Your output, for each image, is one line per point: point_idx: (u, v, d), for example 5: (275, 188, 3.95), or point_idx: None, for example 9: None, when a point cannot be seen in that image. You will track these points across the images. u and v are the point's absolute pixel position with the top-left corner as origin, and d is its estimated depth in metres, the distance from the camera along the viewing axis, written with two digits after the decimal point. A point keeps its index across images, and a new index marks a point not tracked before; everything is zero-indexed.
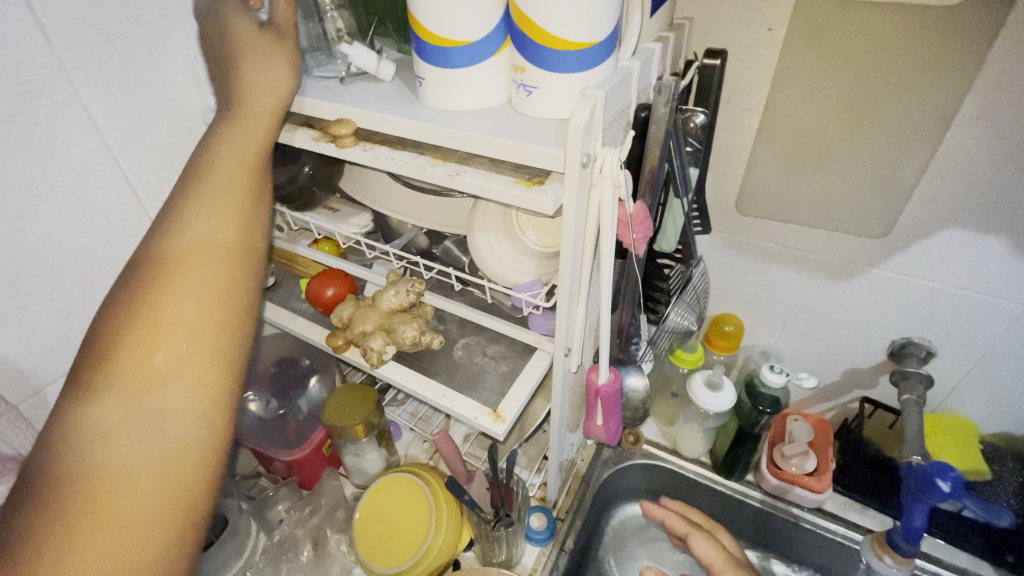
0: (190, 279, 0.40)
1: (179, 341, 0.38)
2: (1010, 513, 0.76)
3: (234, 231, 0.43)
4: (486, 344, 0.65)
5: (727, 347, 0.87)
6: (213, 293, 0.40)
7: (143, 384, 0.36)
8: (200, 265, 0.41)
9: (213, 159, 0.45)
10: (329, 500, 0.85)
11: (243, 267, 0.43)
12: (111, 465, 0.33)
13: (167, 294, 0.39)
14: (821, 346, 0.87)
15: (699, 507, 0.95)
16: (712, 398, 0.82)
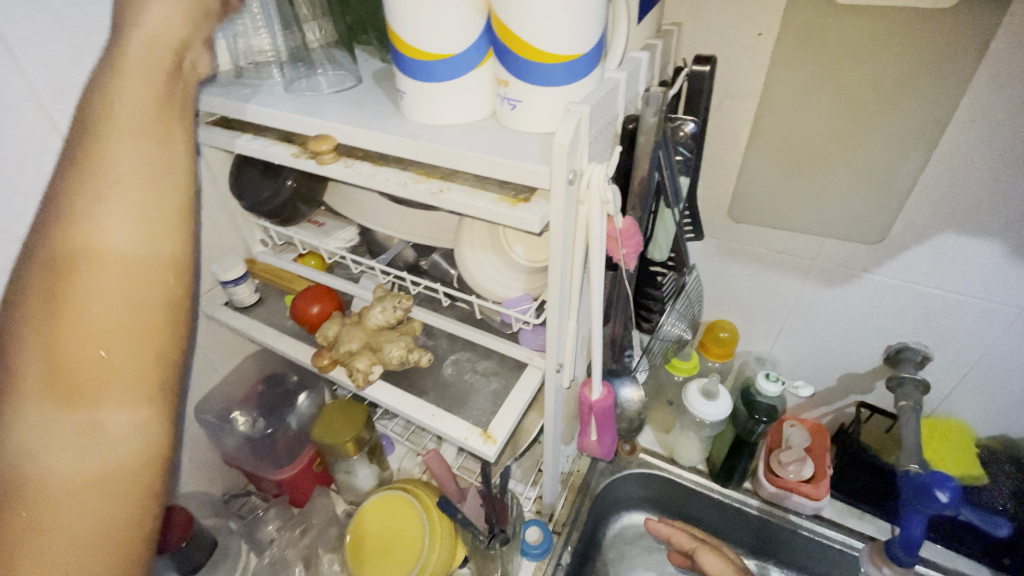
0: (100, 293, 0.37)
1: (97, 367, 0.37)
2: (1009, 523, 0.76)
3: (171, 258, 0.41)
4: (475, 360, 0.63)
5: (722, 353, 0.87)
6: (141, 314, 0.39)
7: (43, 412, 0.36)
8: (108, 276, 0.38)
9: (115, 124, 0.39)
10: (320, 519, 0.83)
11: (172, 260, 0.41)
12: (46, 486, 0.35)
13: (64, 299, 0.36)
14: (815, 351, 0.86)
15: (696, 515, 0.94)
16: (707, 407, 0.81)
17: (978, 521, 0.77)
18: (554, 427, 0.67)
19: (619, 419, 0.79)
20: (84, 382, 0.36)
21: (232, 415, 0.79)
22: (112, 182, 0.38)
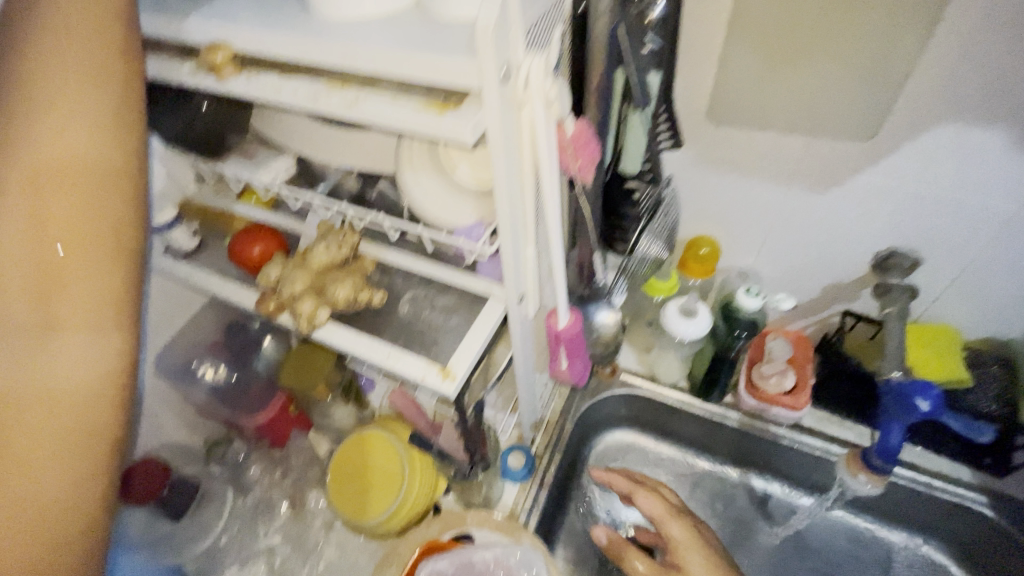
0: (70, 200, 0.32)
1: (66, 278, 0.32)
2: (992, 429, 0.75)
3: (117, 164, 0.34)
4: (433, 295, 0.58)
5: (701, 271, 0.82)
6: (96, 236, 0.33)
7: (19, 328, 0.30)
8: (89, 190, 0.33)
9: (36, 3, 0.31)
10: (301, 459, 0.84)
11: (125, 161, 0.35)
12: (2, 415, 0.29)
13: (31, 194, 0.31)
14: (800, 262, 0.82)
15: (678, 429, 0.96)
16: (687, 325, 0.79)
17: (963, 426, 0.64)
18: (528, 357, 0.65)
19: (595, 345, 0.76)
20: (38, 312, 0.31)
21: (194, 365, 0.75)
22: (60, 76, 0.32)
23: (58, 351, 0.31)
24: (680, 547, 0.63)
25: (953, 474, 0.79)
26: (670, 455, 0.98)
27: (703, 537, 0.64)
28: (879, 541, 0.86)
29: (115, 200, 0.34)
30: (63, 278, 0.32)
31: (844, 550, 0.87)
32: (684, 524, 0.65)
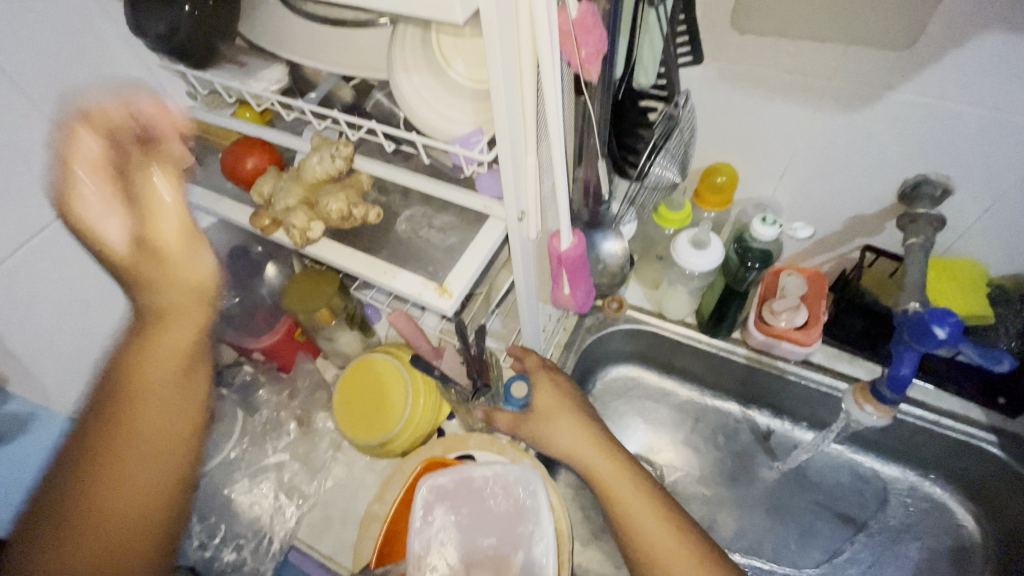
0: (153, 413, 0.41)
1: (160, 448, 0.41)
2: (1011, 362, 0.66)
3: (197, 288, 0.46)
4: (431, 213, 0.56)
5: (718, 201, 0.79)
6: (176, 429, 0.42)
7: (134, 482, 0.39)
8: (169, 339, 0.44)
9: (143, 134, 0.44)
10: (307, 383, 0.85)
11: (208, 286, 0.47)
12: (125, 485, 0.39)
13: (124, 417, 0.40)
14: (821, 193, 0.78)
15: (684, 365, 0.95)
16: (698, 257, 0.76)
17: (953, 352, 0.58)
18: (530, 281, 0.63)
19: (601, 276, 0.75)
20: (114, 454, 0.39)
21: None
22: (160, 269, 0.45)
23: (152, 448, 0.41)
24: (548, 398, 0.70)
25: (964, 413, 0.78)
26: (675, 390, 0.98)
27: (568, 388, 0.72)
28: (881, 477, 0.87)
29: (189, 334, 0.45)
30: (149, 461, 0.40)
31: (845, 486, 0.87)
32: (551, 379, 0.73)
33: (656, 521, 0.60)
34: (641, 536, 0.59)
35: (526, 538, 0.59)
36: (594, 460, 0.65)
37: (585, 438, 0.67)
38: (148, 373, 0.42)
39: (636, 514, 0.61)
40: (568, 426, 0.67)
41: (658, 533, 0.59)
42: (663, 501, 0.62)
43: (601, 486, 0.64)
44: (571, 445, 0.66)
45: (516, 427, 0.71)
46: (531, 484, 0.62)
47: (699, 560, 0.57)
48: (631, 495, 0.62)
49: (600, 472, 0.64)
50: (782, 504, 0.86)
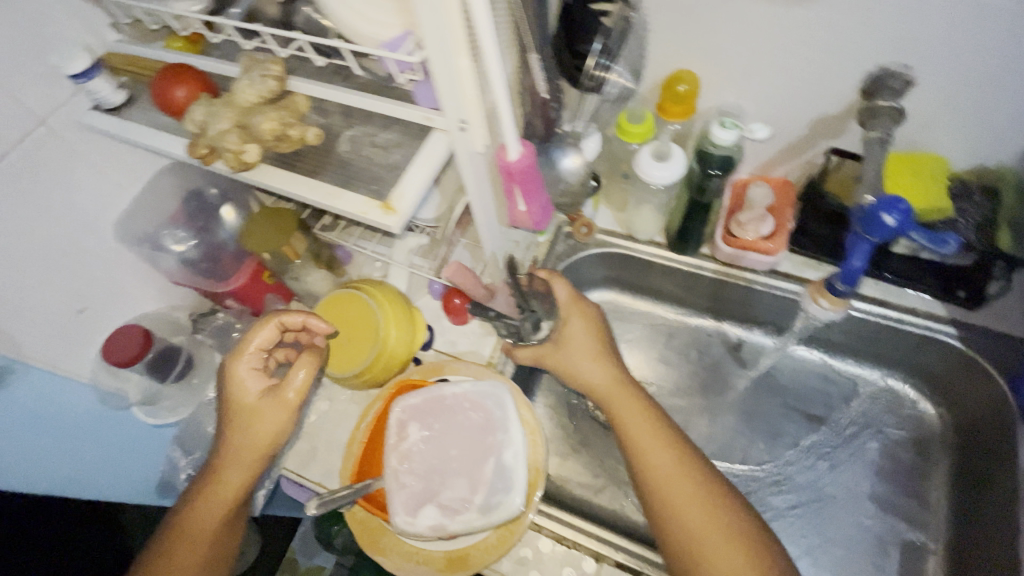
0: (205, 526, 0.62)
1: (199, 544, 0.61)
2: (957, 240, 0.72)
3: (265, 446, 0.63)
4: (373, 132, 0.54)
5: (680, 110, 0.77)
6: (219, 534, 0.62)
7: (224, 496, 0.62)
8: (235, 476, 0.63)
9: (249, 420, 0.63)
10: None
11: (275, 439, 0.63)
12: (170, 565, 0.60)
13: (229, 459, 0.63)
14: (783, 95, 0.76)
15: (656, 285, 0.96)
16: (659, 170, 0.75)
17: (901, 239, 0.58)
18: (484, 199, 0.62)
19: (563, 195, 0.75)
20: (183, 549, 0.60)
21: (160, 236, 0.74)
22: (259, 407, 0.63)
23: (197, 538, 0.61)
24: (575, 336, 0.73)
25: (925, 309, 0.80)
26: (649, 311, 1.00)
27: (597, 328, 0.74)
28: (850, 379, 0.89)
29: (262, 454, 0.63)
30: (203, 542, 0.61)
31: (814, 389, 0.89)
32: (583, 314, 0.75)
33: (667, 456, 0.63)
34: (652, 472, 0.63)
35: (496, 448, 0.62)
36: (617, 395, 0.69)
37: (606, 374, 0.71)
38: (231, 474, 0.63)
39: (648, 448, 0.64)
40: (592, 362, 0.71)
41: (669, 469, 0.62)
42: (678, 443, 0.65)
43: (619, 420, 0.67)
44: (599, 380, 0.70)
45: (541, 359, 0.74)
46: (498, 399, 0.64)
47: (703, 499, 0.60)
48: (646, 431, 0.65)
49: (619, 407, 0.68)
50: (753, 411, 0.89)
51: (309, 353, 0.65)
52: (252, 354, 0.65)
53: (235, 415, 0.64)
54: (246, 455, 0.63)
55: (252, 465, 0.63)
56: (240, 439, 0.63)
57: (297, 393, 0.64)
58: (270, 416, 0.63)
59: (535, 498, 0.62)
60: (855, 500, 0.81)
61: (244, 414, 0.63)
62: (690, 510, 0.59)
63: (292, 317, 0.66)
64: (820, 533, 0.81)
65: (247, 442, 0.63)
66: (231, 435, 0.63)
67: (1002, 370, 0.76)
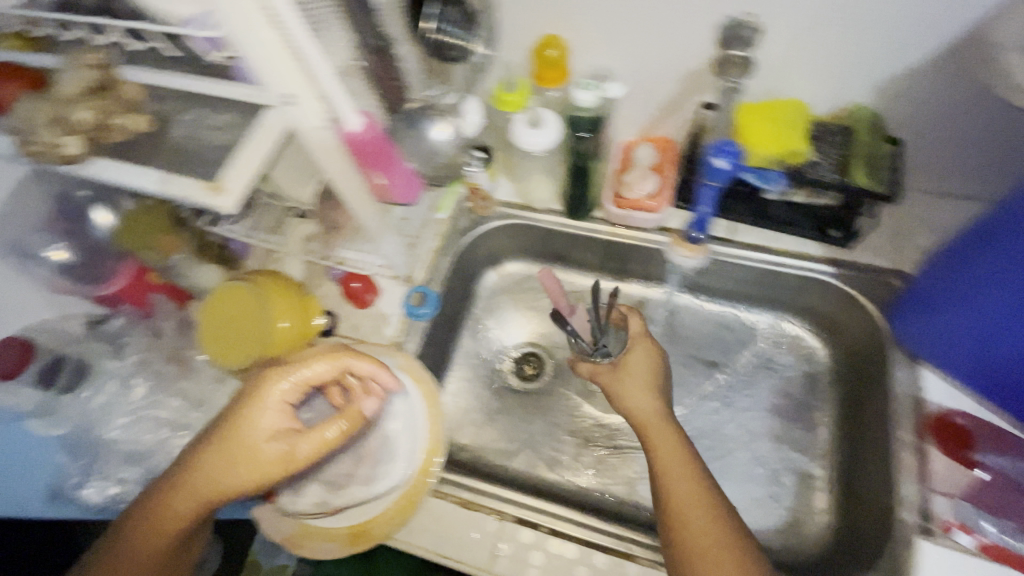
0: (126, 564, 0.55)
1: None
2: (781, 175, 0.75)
3: (252, 482, 0.54)
4: (206, 115, 0.54)
5: (552, 76, 0.78)
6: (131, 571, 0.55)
7: (147, 533, 0.55)
8: (178, 507, 0.55)
9: (246, 462, 0.53)
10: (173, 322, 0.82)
11: (258, 482, 0.54)
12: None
13: (173, 492, 0.55)
14: (648, 51, 0.78)
15: (562, 251, 0.98)
16: (531, 136, 0.76)
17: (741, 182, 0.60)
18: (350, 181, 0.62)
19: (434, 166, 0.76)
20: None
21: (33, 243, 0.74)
22: (254, 446, 0.54)
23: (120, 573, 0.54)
24: (636, 366, 0.76)
25: (802, 251, 0.83)
26: (560, 279, 1.02)
27: (659, 357, 0.77)
28: (746, 325, 0.92)
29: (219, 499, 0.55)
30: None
31: (716, 338, 0.92)
32: (649, 347, 0.78)
33: (690, 490, 0.63)
34: (675, 501, 0.63)
35: (379, 420, 0.63)
36: (658, 426, 0.69)
37: (649, 406, 0.72)
38: (214, 478, 0.54)
39: (677, 477, 0.64)
40: (644, 394, 0.73)
41: (693, 503, 0.62)
42: (708, 485, 0.64)
43: (656, 449, 0.68)
44: (642, 410, 0.71)
45: (599, 376, 0.78)
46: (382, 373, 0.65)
47: (722, 545, 0.59)
48: (680, 462, 0.65)
49: (655, 437, 0.69)
50: None
51: (353, 413, 0.58)
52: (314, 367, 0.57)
53: (254, 414, 0.54)
54: (260, 469, 0.53)
55: (204, 498, 0.54)
56: (200, 468, 0.54)
57: (318, 449, 0.55)
58: (229, 463, 0.53)
59: (433, 463, 0.63)
60: (757, 438, 0.85)
61: (229, 451, 0.53)
62: (705, 550, 0.59)
63: (360, 364, 0.60)
64: (721, 472, 0.83)
65: (209, 479, 0.54)
66: (261, 440, 0.54)
67: (873, 301, 0.80)
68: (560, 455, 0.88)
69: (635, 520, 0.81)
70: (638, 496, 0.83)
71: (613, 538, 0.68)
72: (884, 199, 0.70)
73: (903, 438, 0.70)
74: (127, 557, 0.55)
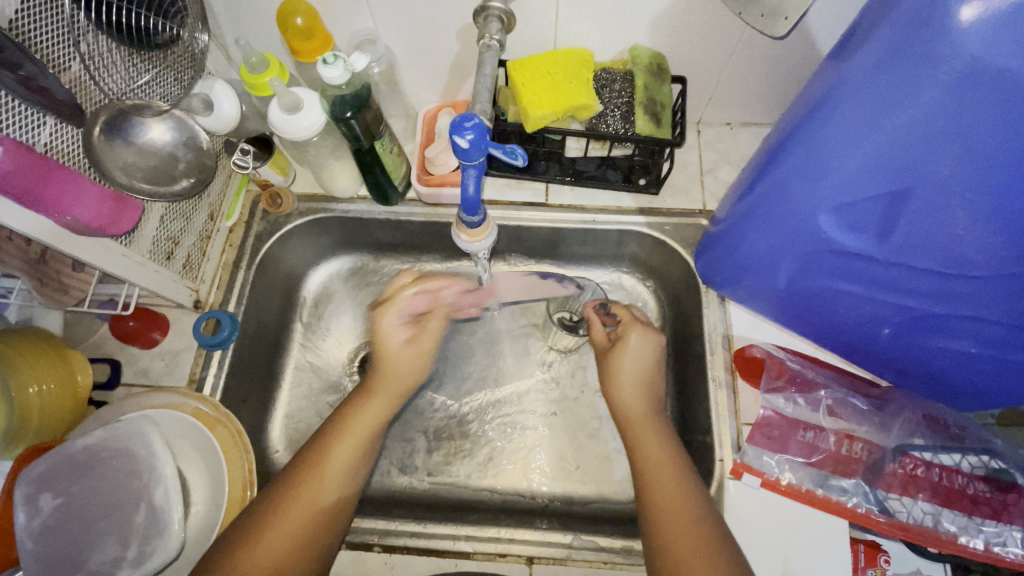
0: (308, 500, 0.59)
1: (306, 516, 0.58)
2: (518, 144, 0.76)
3: (377, 422, 0.66)
4: None
5: (308, 47, 0.67)
6: (323, 511, 0.59)
7: (330, 474, 0.61)
8: (323, 479, 0.60)
9: (388, 379, 0.69)
10: None
11: (405, 388, 0.70)
12: (280, 542, 0.56)
13: (346, 423, 0.64)
14: (415, 12, 0.68)
15: (384, 240, 0.90)
16: (289, 125, 0.66)
17: (498, 157, 0.55)
18: (38, 226, 0.51)
19: (164, 176, 0.62)
20: (316, 508, 0.59)
21: None
22: (411, 351, 0.71)
23: (308, 513, 0.58)
24: (632, 352, 0.68)
25: (615, 205, 0.81)
26: (392, 268, 0.93)
27: (652, 342, 0.70)
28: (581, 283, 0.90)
29: (355, 447, 0.64)
30: (302, 521, 0.57)
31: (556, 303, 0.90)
32: (644, 333, 0.70)
33: (671, 488, 0.58)
34: (652, 492, 0.58)
35: (144, 490, 0.58)
36: (645, 425, 0.64)
37: (640, 401, 0.66)
38: (320, 493, 0.59)
39: (661, 472, 0.59)
40: (634, 384, 0.67)
41: (680, 507, 0.56)
42: (692, 487, 0.58)
43: (637, 445, 0.62)
44: (629, 399, 0.66)
45: (601, 358, 0.72)
46: (140, 436, 0.59)
47: (705, 542, 0.53)
48: (666, 464, 0.59)
49: (642, 437, 0.63)
50: (501, 340, 0.88)
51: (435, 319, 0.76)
52: (398, 370, 0.70)
53: (342, 450, 0.63)
54: (367, 433, 0.65)
55: (378, 426, 0.66)
56: (359, 411, 0.66)
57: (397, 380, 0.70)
58: (395, 385, 0.69)
59: (247, 494, 0.66)
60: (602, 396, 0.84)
61: (372, 393, 0.67)
62: (688, 548, 0.53)
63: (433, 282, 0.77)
64: (572, 437, 0.82)
65: (378, 407, 0.66)
66: (358, 430, 0.64)
67: (685, 246, 0.80)
68: (410, 456, 0.82)
69: (488, 507, 0.78)
70: (492, 482, 0.80)
71: (447, 540, 0.67)
72: (670, 145, 0.69)
73: (715, 377, 0.67)
74: (305, 505, 0.58)
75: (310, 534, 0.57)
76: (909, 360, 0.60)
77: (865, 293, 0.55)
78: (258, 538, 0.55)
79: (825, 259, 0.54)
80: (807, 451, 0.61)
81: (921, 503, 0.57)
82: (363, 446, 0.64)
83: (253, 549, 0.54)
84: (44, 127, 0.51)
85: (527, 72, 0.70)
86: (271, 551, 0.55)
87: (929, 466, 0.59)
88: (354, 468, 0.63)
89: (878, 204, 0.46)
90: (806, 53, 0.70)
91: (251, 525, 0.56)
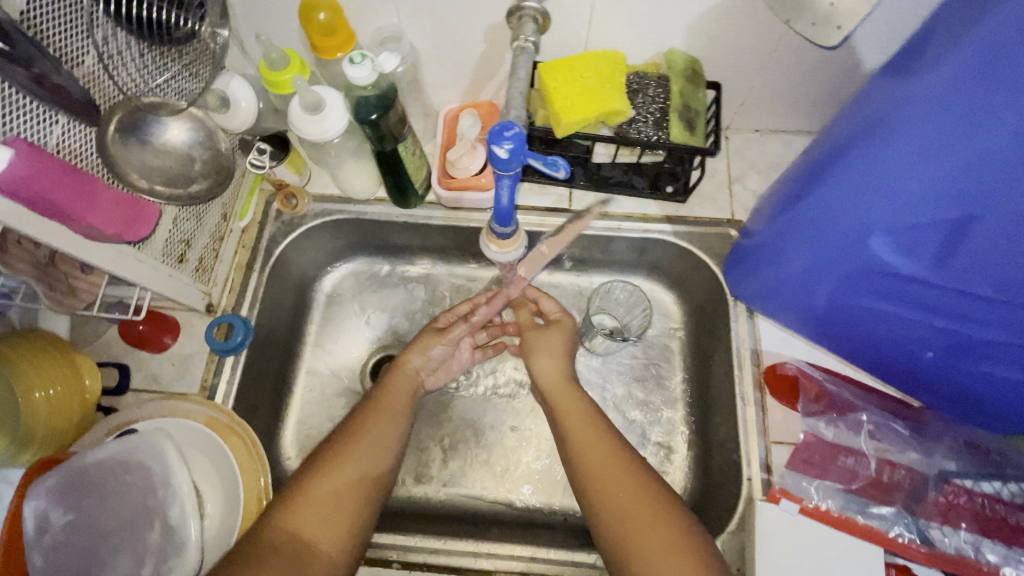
0: (355, 453, 0.62)
1: (354, 465, 0.61)
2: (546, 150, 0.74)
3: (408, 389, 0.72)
4: None
5: (331, 44, 0.63)
6: (369, 465, 0.62)
7: (375, 430, 0.65)
8: (370, 433, 0.64)
9: (417, 355, 0.74)
10: None
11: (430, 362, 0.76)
12: (331, 490, 0.59)
13: (387, 391, 0.70)
14: (444, 10, 0.65)
15: (401, 242, 0.87)
16: (313, 126, 0.63)
17: (537, 167, 0.53)
18: (54, 233, 0.49)
19: (181, 177, 0.58)
20: (367, 462, 0.62)
21: None
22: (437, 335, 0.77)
23: (354, 465, 0.61)
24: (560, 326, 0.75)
25: (641, 212, 0.79)
26: (407, 270, 0.90)
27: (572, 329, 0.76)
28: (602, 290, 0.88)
29: (394, 409, 0.68)
30: (349, 471, 0.61)
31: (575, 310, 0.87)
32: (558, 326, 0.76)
33: (599, 444, 0.63)
34: (583, 453, 0.63)
35: (160, 507, 0.56)
36: (564, 399, 0.69)
37: (557, 375, 0.71)
38: (366, 448, 0.63)
39: (589, 444, 0.64)
40: (550, 362, 0.72)
41: (613, 476, 0.61)
42: (629, 459, 0.62)
43: (561, 416, 0.68)
44: (547, 378, 0.71)
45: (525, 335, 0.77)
46: (155, 451, 0.56)
47: (644, 503, 0.58)
48: (590, 433, 0.65)
49: (565, 407, 0.68)
50: None
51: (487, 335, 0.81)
52: (434, 345, 0.76)
53: (385, 408, 0.68)
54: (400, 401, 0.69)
55: (408, 391, 0.72)
56: (397, 380, 0.71)
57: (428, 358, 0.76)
58: (424, 356, 0.75)
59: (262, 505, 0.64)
60: None
61: (407, 365, 0.73)
62: (632, 521, 0.57)
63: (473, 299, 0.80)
64: None
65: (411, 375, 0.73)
66: (394, 397, 0.69)
67: (712, 256, 0.78)
68: (426, 464, 0.80)
69: (505, 521, 0.77)
70: (510, 493, 0.78)
71: (469, 557, 0.65)
72: (704, 153, 0.67)
73: (745, 394, 0.66)
74: (352, 456, 0.62)
75: (358, 485, 0.60)
76: (949, 384, 0.58)
77: (910, 315, 0.53)
78: (310, 487, 0.58)
79: (872, 280, 0.52)
80: (847, 477, 0.60)
81: (962, 533, 0.56)
82: (403, 411, 0.69)
83: (307, 496, 0.58)
84: (56, 126, 0.48)
85: (559, 75, 0.67)
86: (323, 498, 0.58)
87: (970, 494, 0.58)
88: (395, 428, 0.67)
89: (938, 230, 0.44)
90: (846, 61, 0.67)
91: (303, 478, 0.60)
